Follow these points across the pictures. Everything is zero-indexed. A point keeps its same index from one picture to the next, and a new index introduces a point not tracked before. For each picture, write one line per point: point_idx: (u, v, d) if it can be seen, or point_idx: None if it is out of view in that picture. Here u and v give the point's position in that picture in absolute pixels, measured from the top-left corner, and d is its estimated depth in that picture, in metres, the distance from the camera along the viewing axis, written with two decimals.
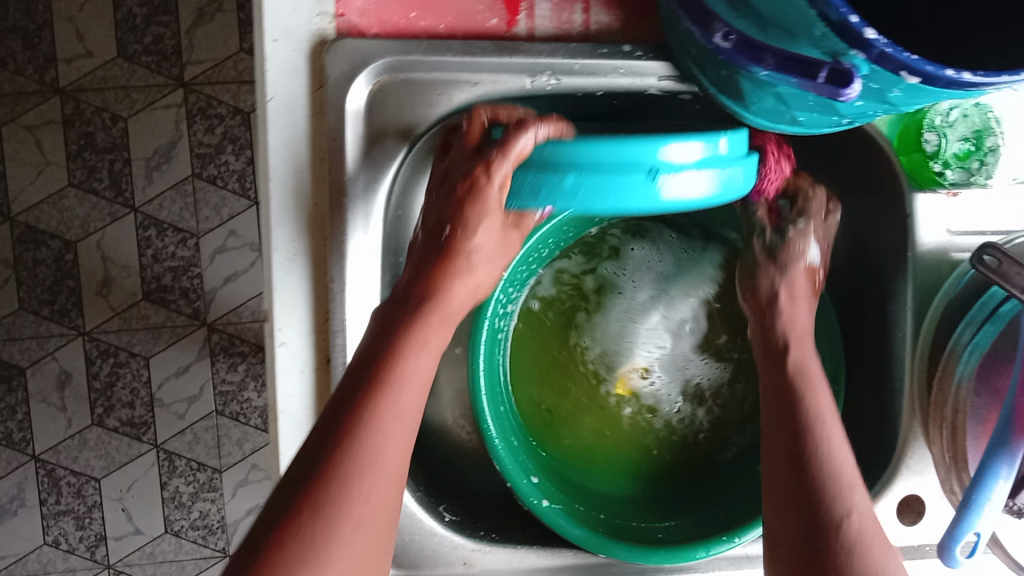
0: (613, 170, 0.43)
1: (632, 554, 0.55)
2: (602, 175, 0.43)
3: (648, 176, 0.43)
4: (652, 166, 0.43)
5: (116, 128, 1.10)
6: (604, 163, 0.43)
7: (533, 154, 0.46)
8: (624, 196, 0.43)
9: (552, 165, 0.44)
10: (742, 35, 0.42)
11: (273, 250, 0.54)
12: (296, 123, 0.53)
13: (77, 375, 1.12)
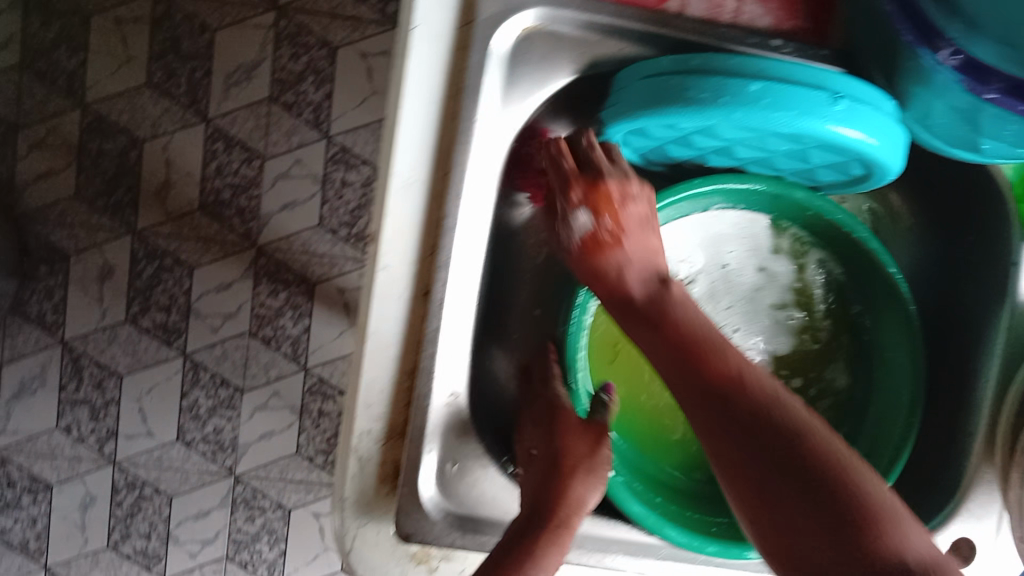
0: (797, 85, 0.49)
1: (687, 539, 0.56)
2: (788, 86, 0.48)
3: (829, 97, 0.48)
4: (833, 91, 0.49)
5: (204, 38, 1.12)
6: (792, 78, 0.49)
7: (716, 66, 0.50)
8: (807, 110, 0.48)
9: (737, 73, 0.49)
10: (970, 56, 0.45)
11: (393, 175, 0.56)
12: (438, 56, 0.55)
13: (120, 270, 1.13)
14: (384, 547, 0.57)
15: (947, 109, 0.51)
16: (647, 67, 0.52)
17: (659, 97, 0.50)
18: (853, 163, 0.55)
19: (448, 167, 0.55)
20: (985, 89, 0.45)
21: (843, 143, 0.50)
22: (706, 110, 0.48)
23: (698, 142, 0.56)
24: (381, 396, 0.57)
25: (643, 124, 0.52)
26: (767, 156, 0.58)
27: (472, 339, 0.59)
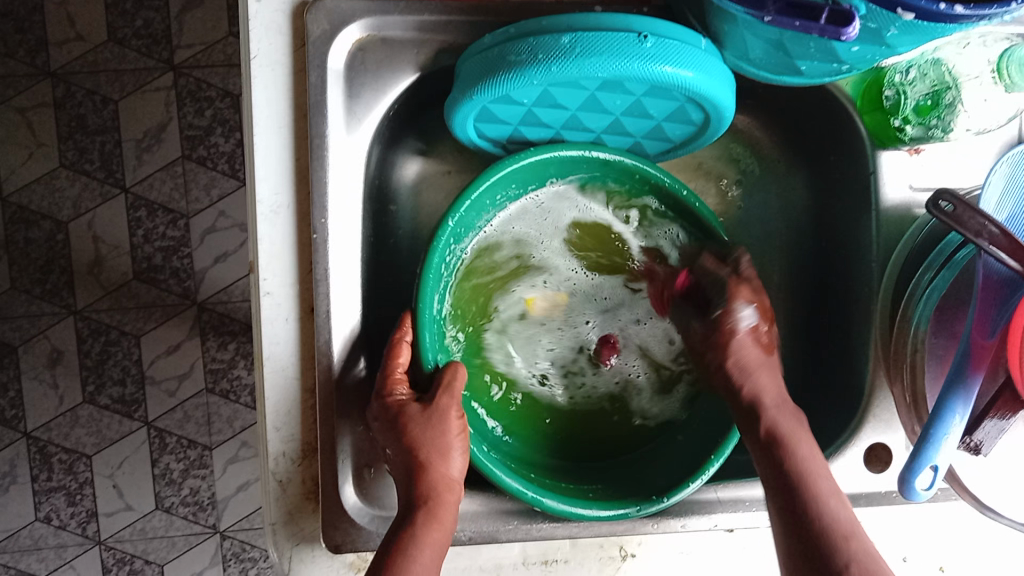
0: (607, 31, 0.50)
1: (560, 502, 0.57)
2: (598, 34, 0.50)
3: (638, 38, 0.50)
4: (641, 31, 0.51)
5: (107, 110, 1.11)
6: (602, 27, 0.51)
7: (531, 29, 0.51)
8: (617, 53, 0.49)
9: (550, 32, 0.51)
10: None
11: (258, 204, 0.56)
12: (278, 82, 0.56)
13: (69, 353, 1.14)
14: (321, 563, 0.58)
15: (758, 40, 0.52)
16: (476, 48, 0.55)
17: (489, 70, 0.52)
18: (690, 107, 0.56)
19: (310, 186, 0.56)
20: (762, 13, 0.45)
21: (665, 82, 0.51)
22: (527, 70, 0.50)
23: (544, 115, 0.58)
24: (289, 418, 0.58)
25: (480, 99, 0.53)
26: (614, 120, 0.59)
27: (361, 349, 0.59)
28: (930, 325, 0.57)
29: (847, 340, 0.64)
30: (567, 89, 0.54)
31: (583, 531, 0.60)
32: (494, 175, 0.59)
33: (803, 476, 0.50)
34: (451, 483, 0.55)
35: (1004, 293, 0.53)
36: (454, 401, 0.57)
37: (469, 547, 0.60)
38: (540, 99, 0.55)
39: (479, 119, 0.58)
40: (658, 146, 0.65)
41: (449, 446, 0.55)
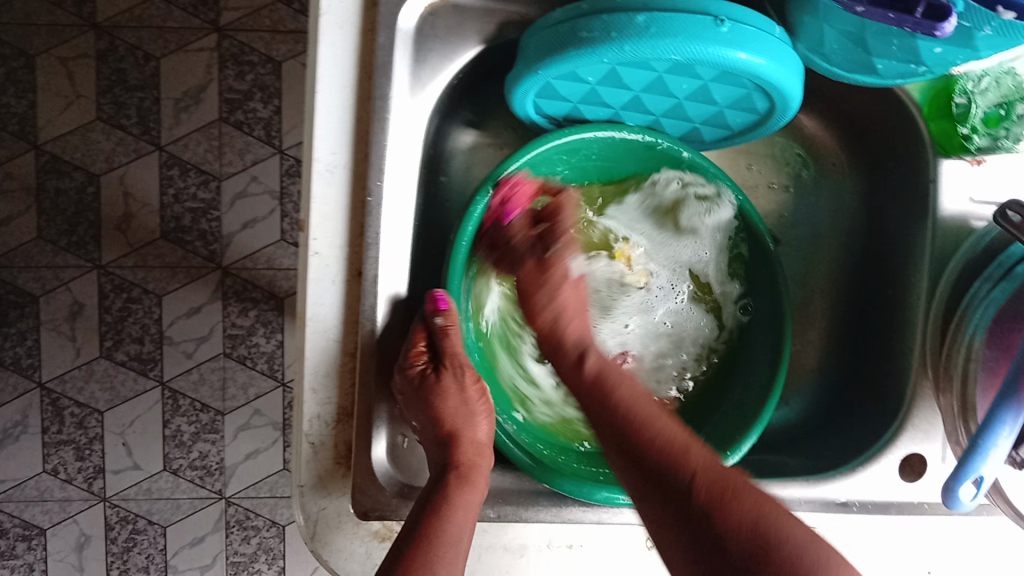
0: (682, 12, 0.49)
1: (573, 486, 0.57)
2: (673, 14, 0.49)
3: (714, 22, 0.49)
4: (717, 15, 0.50)
5: (148, 66, 1.11)
6: (676, 9, 0.49)
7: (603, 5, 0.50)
8: (692, 35, 0.48)
9: (624, 9, 0.50)
10: None
11: (315, 162, 0.55)
12: (346, 41, 0.55)
13: (89, 307, 1.13)
14: (347, 530, 0.57)
15: (836, 34, 0.51)
16: (543, 22, 0.53)
17: (557, 44, 0.51)
18: (756, 95, 0.55)
19: (368, 148, 0.55)
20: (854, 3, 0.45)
21: (737, 69, 0.50)
22: (598, 48, 0.49)
23: (606, 94, 0.57)
24: (326, 381, 0.57)
25: (546, 74, 0.52)
26: (675, 103, 0.59)
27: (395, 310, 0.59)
28: (985, 336, 0.55)
29: (886, 350, 0.62)
30: (634, 70, 0.53)
31: (611, 517, 0.59)
32: (535, 148, 0.59)
33: (715, 499, 0.47)
34: (479, 446, 0.59)
35: None
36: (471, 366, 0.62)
37: (495, 526, 0.59)
38: (606, 77, 0.54)
39: (539, 95, 0.57)
40: (715, 133, 0.64)
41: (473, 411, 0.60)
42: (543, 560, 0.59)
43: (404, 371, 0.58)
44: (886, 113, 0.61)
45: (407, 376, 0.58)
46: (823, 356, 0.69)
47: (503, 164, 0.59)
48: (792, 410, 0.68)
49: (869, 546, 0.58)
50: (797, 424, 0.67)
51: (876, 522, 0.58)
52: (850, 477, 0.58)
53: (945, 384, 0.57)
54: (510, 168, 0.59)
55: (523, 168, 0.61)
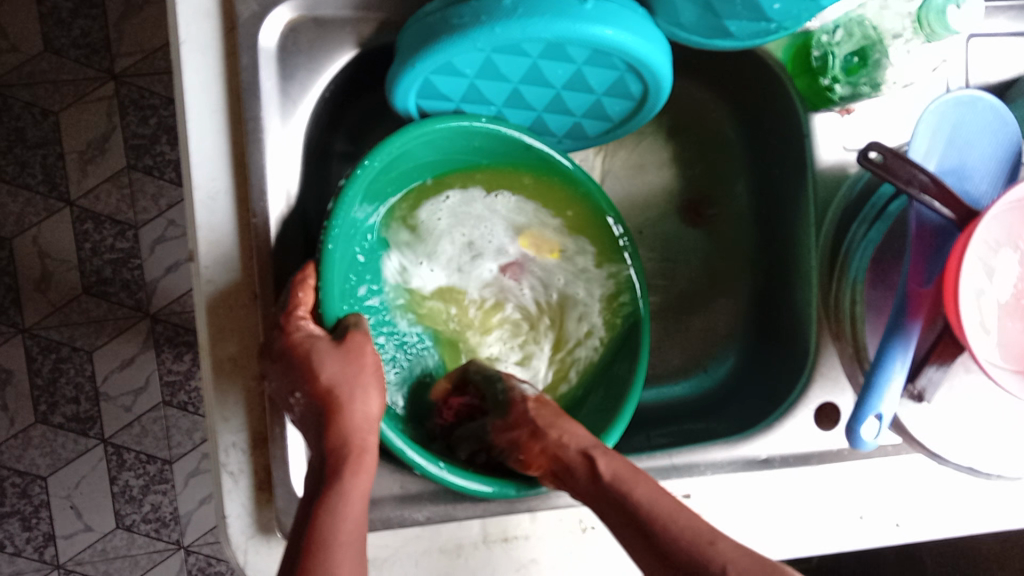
0: None
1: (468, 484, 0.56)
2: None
3: (580, 3, 0.50)
4: None
5: (47, 123, 1.09)
6: None
7: None
8: (560, 12, 0.49)
9: None
10: None
11: (195, 190, 0.55)
12: (211, 66, 0.55)
13: (18, 373, 1.11)
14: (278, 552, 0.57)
15: (688, 3, 0.52)
16: (416, 17, 0.54)
17: (429, 37, 0.51)
18: (629, 78, 0.56)
19: (247, 170, 0.55)
20: None
21: (606, 47, 0.51)
22: (469, 33, 0.49)
23: (485, 89, 0.58)
24: (235, 409, 0.57)
25: (422, 68, 0.53)
26: (555, 96, 0.59)
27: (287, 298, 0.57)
28: (867, 277, 0.57)
29: (789, 303, 0.63)
30: (508, 57, 0.53)
31: (542, 504, 0.60)
32: (420, 126, 0.57)
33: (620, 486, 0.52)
34: (369, 420, 0.54)
35: (938, 239, 0.52)
36: (323, 351, 0.54)
37: (428, 527, 0.59)
38: (482, 69, 0.54)
39: (422, 94, 0.58)
40: (597, 126, 0.64)
41: (354, 388, 0.54)
42: (482, 556, 0.59)
43: (285, 335, 0.53)
44: (755, 75, 0.62)
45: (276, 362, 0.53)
46: (734, 318, 0.70)
47: (386, 141, 0.56)
48: (713, 375, 0.69)
49: (789, 498, 0.59)
50: (717, 387, 0.68)
51: (796, 475, 0.59)
52: (766, 434, 0.59)
53: (838, 326, 0.59)
54: (393, 145, 0.56)
55: (405, 152, 0.59)
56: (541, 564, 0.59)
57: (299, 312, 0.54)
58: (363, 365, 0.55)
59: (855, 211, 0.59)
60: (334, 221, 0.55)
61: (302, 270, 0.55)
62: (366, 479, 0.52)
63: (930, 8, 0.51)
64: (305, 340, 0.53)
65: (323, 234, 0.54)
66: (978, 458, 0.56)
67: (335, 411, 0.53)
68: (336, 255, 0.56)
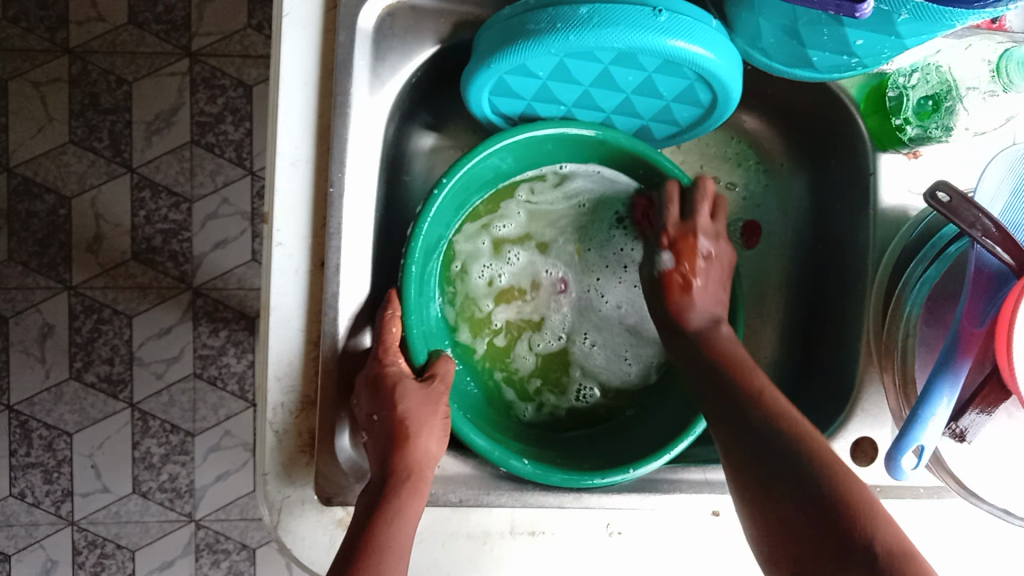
0: (623, 3, 0.51)
1: (533, 470, 0.57)
2: (612, 4, 0.51)
3: (653, 13, 0.51)
4: (655, 6, 0.52)
5: (121, 90, 1.13)
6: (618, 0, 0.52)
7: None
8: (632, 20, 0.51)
9: (567, 2, 0.52)
10: None
11: (279, 155, 0.57)
12: (309, 41, 0.57)
13: (59, 328, 1.13)
14: (310, 517, 0.57)
15: (771, 26, 0.54)
16: (495, 19, 0.56)
17: (508, 39, 0.53)
18: (699, 87, 0.57)
19: (330, 143, 0.57)
20: None
21: (676, 57, 0.53)
22: (544, 39, 0.51)
23: (558, 90, 0.59)
24: (290, 369, 0.58)
25: (498, 68, 0.55)
26: (624, 100, 0.60)
27: (355, 270, 0.59)
28: (921, 314, 0.56)
29: (840, 335, 0.64)
30: (581, 62, 0.55)
31: (574, 502, 0.60)
32: (490, 146, 0.60)
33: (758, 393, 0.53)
34: (430, 459, 0.54)
35: (995, 284, 0.53)
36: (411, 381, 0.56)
37: (458, 510, 0.59)
38: (555, 71, 0.56)
39: (495, 93, 0.60)
40: (666, 130, 0.65)
41: (431, 424, 0.55)
42: (508, 547, 0.59)
43: (381, 364, 0.56)
44: (828, 112, 0.64)
45: (371, 393, 0.55)
46: (781, 350, 0.70)
47: (459, 163, 0.60)
48: None
49: None
50: None
51: None
52: None
53: (884, 357, 0.59)
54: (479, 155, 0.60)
55: (486, 162, 0.62)
56: (564, 561, 0.59)
57: (392, 346, 0.57)
58: (436, 409, 0.56)
59: (913, 249, 0.59)
60: (412, 247, 0.59)
61: (388, 304, 0.58)
62: (415, 503, 0.52)
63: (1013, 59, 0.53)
64: (396, 374, 0.55)
65: (403, 257, 0.59)
66: (1014, 503, 0.56)
67: (403, 444, 0.54)
68: (416, 276, 0.60)
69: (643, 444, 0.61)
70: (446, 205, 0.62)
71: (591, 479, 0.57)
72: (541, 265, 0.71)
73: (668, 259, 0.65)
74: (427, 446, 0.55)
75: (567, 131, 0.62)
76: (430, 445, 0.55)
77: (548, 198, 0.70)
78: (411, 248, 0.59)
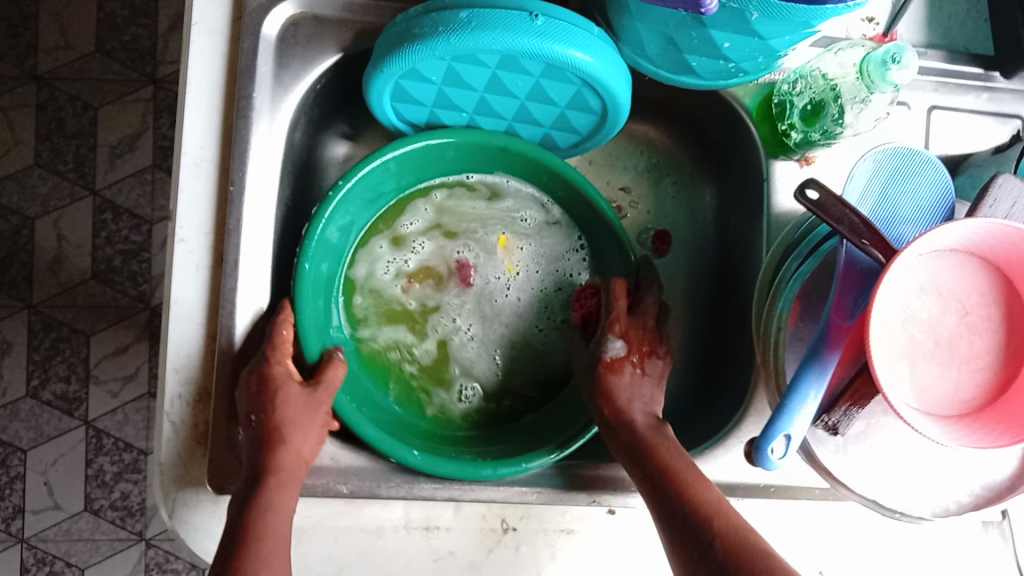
0: (502, 8, 0.54)
1: (423, 460, 0.59)
2: (491, 9, 0.54)
3: (530, 18, 0.54)
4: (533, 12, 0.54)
5: (86, 116, 1.17)
6: (497, 5, 0.54)
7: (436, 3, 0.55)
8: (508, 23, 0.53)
9: (450, 8, 0.54)
10: None
11: (183, 156, 0.59)
12: (215, 47, 0.60)
13: (18, 346, 1.16)
14: (204, 508, 0.58)
15: (650, 33, 0.56)
16: (390, 26, 0.58)
17: (397, 43, 0.56)
18: (587, 93, 0.60)
19: (232, 144, 0.60)
20: None
21: (555, 60, 0.55)
22: (427, 41, 0.54)
23: (455, 96, 0.62)
24: (189, 362, 0.59)
25: (390, 72, 0.57)
26: (521, 106, 0.63)
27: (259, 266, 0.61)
28: (793, 310, 0.58)
29: (739, 335, 0.65)
30: (469, 67, 0.57)
31: (465, 495, 0.61)
32: (391, 151, 0.63)
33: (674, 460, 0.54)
34: (301, 461, 0.55)
35: (864, 280, 0.55)
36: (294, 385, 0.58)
37: (352, 504, 0.60)
38: (447, 76, 0.58)
39: (396, 99, 0.62)
40: (568, 138, 0.68)
41: (309, 423, 0.57)
42: (398, 540, 0.60)
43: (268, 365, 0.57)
44: (725, 120, 0.67)
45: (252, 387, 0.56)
46: (687, 355, 0.72)
47: (357, 166, 0.62)
48: None
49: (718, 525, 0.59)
50: None
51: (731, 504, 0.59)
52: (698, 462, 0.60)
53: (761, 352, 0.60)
54: (381, 160, 0.63)
55: (390, 166, 0.65)
56: (457, 557, 0.60)
57: (281, 347, 0.58)
58: (316, 409, 0.57)
59: (791, 247, 0.60)
60: (307, 245, 0.61)
61: (281, 309, 0.59)
62: (290, 497, 0.53)
63: (872, 60, 0.54)
64: (281, 375, 0.57)
65: (299, 254, 0.60)
66: (885, 494, 0.57)
67: (276, 445, 0.55)
68: (312, 274, 0.62)
69: (533, 442, 0.63)
70: (349, 205, 0.65)
71: (483, 469, 0.58)
72: (451, 259, 0.73)
73: (619, 346, 0.62)
74: (307, 446, 0.56)
75: (470, 139, 0.65)
76: (305, 445, 0.56)
77: (466, 199, 0.73)
78: (308, 245, 0.61)
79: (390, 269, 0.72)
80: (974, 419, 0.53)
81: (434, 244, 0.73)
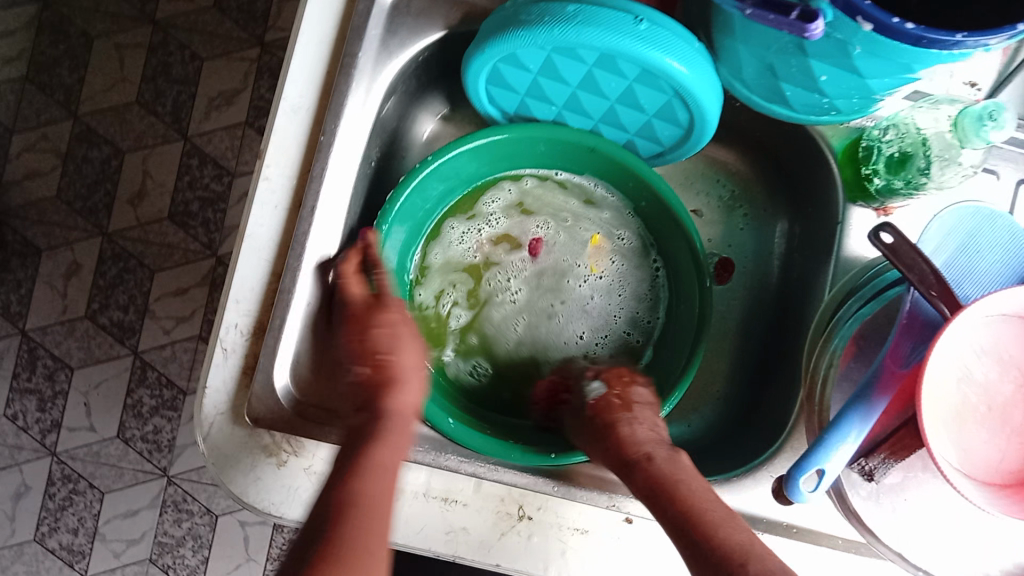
0: (608, 8, 0.55)
1: (457, 430, 0.61)
2: (598, 7, 0.55)
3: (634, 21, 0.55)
4: (637, 15, 0.55)
5: (192, 64, 1.22)
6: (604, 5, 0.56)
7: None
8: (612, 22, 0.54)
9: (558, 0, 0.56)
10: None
11: (282, 100, 0.62)
12: (331, 5, 0.63)
13: (85, 269, 1.20)
14: (237, 437, 0.60)
15: (750, 57, 0.57)
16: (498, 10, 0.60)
17: (503, 26, 0.58)
18: (676, 105, 0.61)
19: (330, 97, 0.62)
20: (742, 6, 0.48)
21: (651, 66, 0.56)
22: (531, 28, 0.56)
23: (548, 88, 0.63)
24: (253, 296, 0.61)
25: (491, 54, 0.59)
26: (610, 108, 0.64)
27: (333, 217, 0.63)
28: (845, 351, 0.59)
29: (788, 372, 0.65)
30: (567, 61, 0.59)
31: (490, 474, 0.62)
32: (483, 136, 0.65)
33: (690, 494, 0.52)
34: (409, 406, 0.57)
35: (926, 331, 0.54)
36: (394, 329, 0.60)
37: None
38: (544, 67, 0.60)
39: (491, 82, 0.64)
40: (651, 147, 0.69)
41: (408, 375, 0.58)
42: (416, 506, 0.61)
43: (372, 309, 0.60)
44: (810, 159, 0.67)
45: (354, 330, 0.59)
46: (731, 383, 0.72)
47: (449, 146, 0.65)
48: (692, 428, 0.71)
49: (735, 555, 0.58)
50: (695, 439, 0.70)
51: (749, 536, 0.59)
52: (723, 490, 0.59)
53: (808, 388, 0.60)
54: (472, 144, 0.65)
55: (479, 150, 0.67)
56: (469, 534, 0.60)
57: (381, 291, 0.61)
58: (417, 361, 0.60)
59: (854, 290, 0.61)
60: (387, 212, 0.63)
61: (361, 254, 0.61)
62: (393, 456, 0.52)
63: (968, 114, 0.54)
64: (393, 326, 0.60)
65: (379, 217, 0.63)
66: (911, 550, 0.57)
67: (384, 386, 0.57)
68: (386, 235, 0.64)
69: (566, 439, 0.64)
70: (434, 181, 0.67)
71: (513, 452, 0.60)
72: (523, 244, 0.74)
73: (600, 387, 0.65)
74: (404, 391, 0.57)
75: (558, 134, 0.67)
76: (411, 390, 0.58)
77: (554, 192, 0.74)
78: (388, 213, 0.63)
79: (461, 240, 0.74)
80: (1014, 491, 0.52)
81: (509, 225, 0.75)
